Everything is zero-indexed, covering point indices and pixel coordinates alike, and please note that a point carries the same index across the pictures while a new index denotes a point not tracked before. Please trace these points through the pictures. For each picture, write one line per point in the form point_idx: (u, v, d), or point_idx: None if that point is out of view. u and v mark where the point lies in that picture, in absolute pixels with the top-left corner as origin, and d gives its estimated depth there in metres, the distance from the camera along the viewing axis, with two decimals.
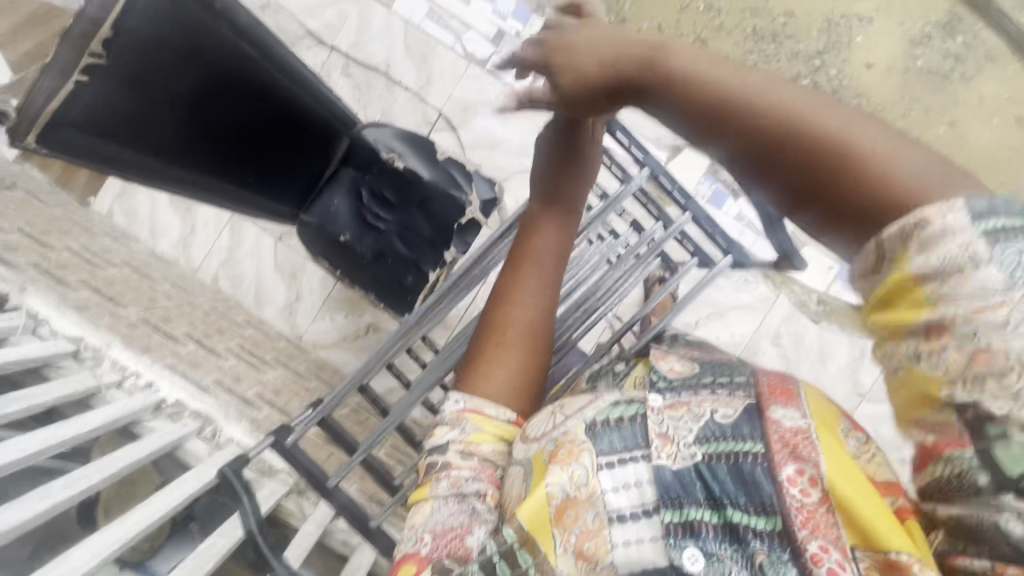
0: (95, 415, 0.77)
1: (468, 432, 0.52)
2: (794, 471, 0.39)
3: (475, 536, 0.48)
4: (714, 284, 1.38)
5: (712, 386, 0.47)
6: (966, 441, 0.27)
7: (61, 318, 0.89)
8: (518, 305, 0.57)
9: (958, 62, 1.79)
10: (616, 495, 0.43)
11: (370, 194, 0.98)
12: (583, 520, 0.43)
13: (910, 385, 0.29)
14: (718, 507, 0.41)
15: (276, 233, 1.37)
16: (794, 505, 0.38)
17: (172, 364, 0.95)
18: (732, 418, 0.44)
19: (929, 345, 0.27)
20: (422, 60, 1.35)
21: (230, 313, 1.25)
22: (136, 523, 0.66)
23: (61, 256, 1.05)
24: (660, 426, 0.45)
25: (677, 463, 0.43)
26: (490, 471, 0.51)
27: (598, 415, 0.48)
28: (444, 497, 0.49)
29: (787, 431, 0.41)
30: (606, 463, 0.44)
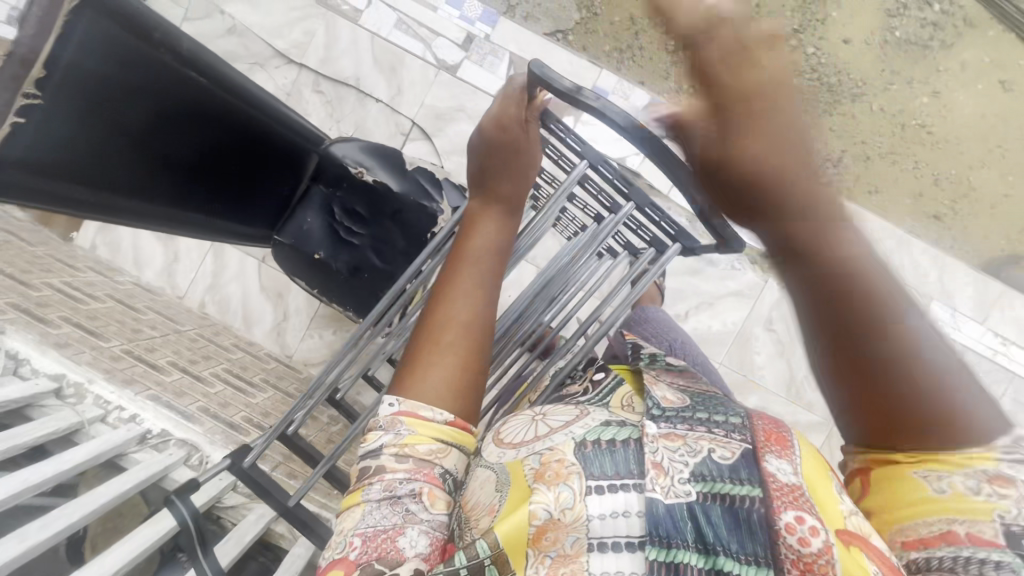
0: (77, 451, 0.77)
1: (402, 435, 0.53)
2: (795, 518, 0.38)
3: (407, 537, 0.49)
4: (702, 273, 1.37)
5: (710, 424, 0.46)
6: (1003, 542, 0.34)
7: (41, 356, 0.89)
8: (454, 306, 0.58)
9: (937, 30, 1.76)
10: (602, 524, 0.42)
11: (341, 209, 0.99)
12: (562, 544, 0.43)
13: (956, 504, 0.36)
14: (709, 552, 0.39)
15: (259, 255, 1.37)
16: (790, 557, 0.37)
17: (157, 394, 0.95)
18: (730, 458, 0.43)
19: (982, 485, 0.36)
20: (392, 70, 1.35)
21: (218, 337, 1.26)
22: (118, 558, 0.66)
23: (42, 294, 1.06)
24: (655, 455, 0.43)
25: (671, 498, 0.41)
26: (427, 470, 0.52)
27: (590, 435, 0.47)
28: (377, 502, 0.50)
29: (783, 484, 0.41)
30: (592, 489, 0.43)
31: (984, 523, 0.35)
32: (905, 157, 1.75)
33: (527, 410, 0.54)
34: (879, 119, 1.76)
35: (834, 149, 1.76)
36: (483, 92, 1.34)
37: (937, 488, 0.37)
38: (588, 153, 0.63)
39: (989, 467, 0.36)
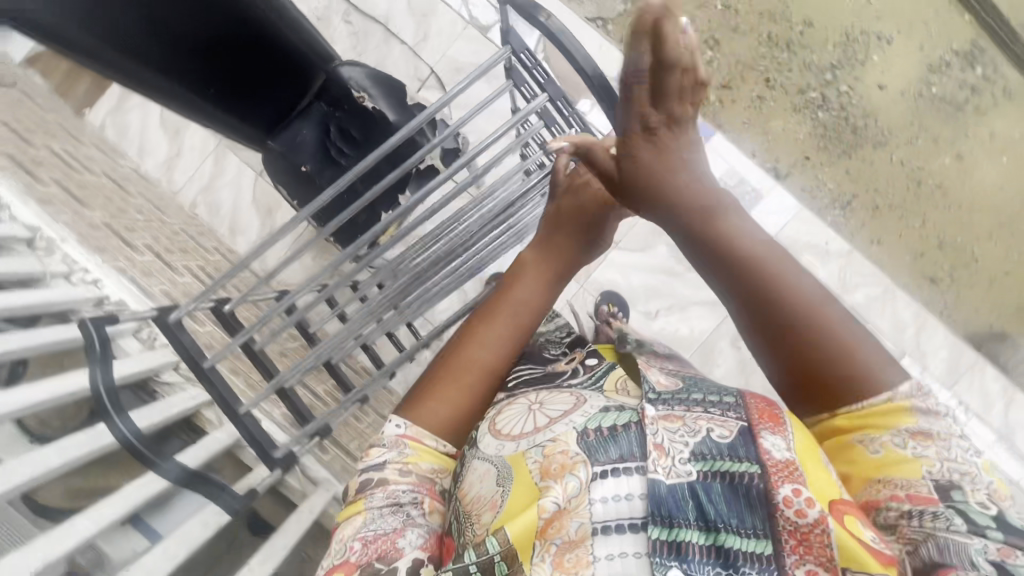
0: (30, 293, 0.81)
1: (406, 454, 0.55)
2: (791, 492, 0.43)
3: (406, 538, 0.51)
4: (681, 277, 1.38)
5: (705, 408, 0.52)
6: (936, 498, 0.42)
7: (22, 205, 0.92)
8: (477, 349, 0.59)
9: (974, 94, 1.75)
10: (604, 508, 0.46)
11: (336, 129, 1.01)
12: (566, 531, 0.46)
13: (886, 461, 0.45)
14: (710, 529, 0.44)
15: (258, 168, 1.39)
16: (786, 527, 0.42)
17: (123, 267, 0.98)
18: (727, 438, 0.49)
19: (905, 441, 0.44)
20: (422, 17, 1.37)
21: (200, 237, 1.29)
22: (38, 393, 0.69)
23: (39, 154, 1.09)
24: (655, 437, 0.49)
25: (671, 478, 0.46)
26: (428, 486, 0.56)
27: (590, 423, 0.53)
28: (379, 509, 0.52)
29: (779, 460, 0.45)
30: (602, 473, 0.48)
31: (915, 480, 0.43)
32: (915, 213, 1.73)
33: (522, 401, 0.60)
34: (897, 170, 1.75)
35: (846, 191, 1.74)
36: None
37: (873, 450, 0.45)
38: (548, 85, 0.72)
39: (911, 424, 0.45)
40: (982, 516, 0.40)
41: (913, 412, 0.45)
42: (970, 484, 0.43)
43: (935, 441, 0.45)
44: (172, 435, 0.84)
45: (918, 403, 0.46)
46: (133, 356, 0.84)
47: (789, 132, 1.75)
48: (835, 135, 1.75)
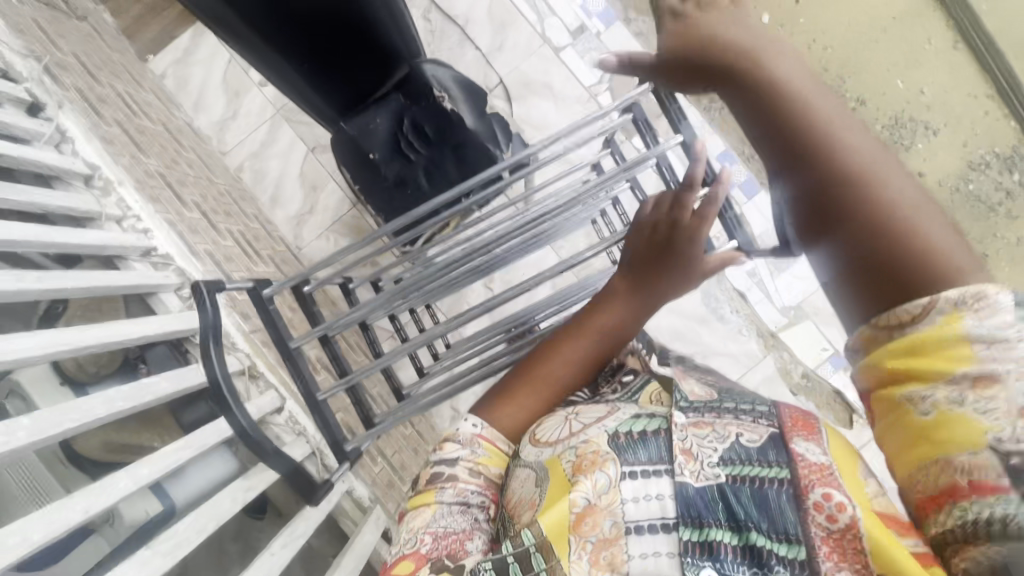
0: (84, 233, 0.79)
1: (478, 454, 0.60)
2: (821, 498, 0.46)
3: (473, 542, 0.55)
4: (708, 326, 1.39)
5: (736, 414, 0.57)
6: (1007, 484, 0.37)
7: (85, 142, 0.90)
8: (559, 368, 0.63)
9: (1007, 199, 1.78)
10: (636, 506, 0.50)
11: (410, 122, 1.00)
12: (601, 529, 0.50)
13: (945, 429, 0.40)
14: (739, 530, 0.48)
15: (310, 144, 1.38)
16: (820, 533, 0.45)
17: (173, 222, 0.96)
18: (757, 443, 0.52)
19: (966, 397, 0.39)
20: (500, 27, 1.40)
21: (242, 203, 1.28)
22: (90, 336, 0.67)
23: (105, 91, 1.08)
24: (684, 442, 0.53)
25: (700, 480, 0.51)
26: (492, 490, 0.60)
27: (621, 429, 0.56)
28: (448, 505, 0.57)
29: (812, 463, 0.49)
30: (630, 474, 0.52)
31: (981, 456, 0.38)
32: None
33: (561, 410, 0.63)
34: None
35: None
36: (575, 79, 1.38)
37: (923, 410, 0.41)
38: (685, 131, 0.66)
39: (969, 371, 0.39)
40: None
41: (984, 342, 0.39)
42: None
43: (1006, 385, 0.38)
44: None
45: (979, 324, 0.39)
46: (175, 313, 0.83)
47: None
48: None
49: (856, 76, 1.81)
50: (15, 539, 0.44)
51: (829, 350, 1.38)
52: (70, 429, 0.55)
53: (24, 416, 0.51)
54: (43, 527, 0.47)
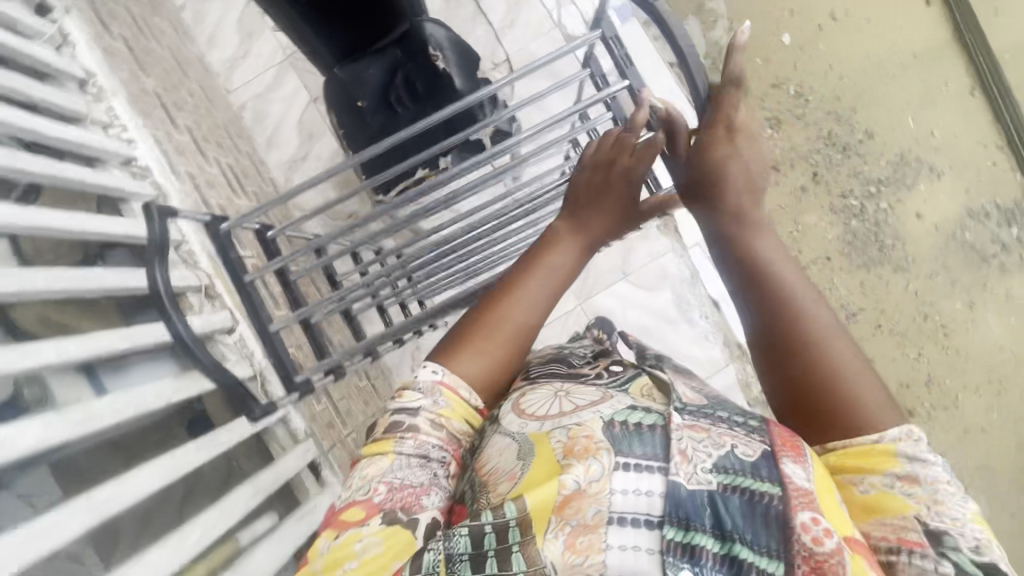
0: (66, 129, 0.81)
1: (439, 405, 0.58)
2: (810, 519, 0.44)
3: (429, 497, 0.55)
4: (676, 327, 1.40)
5: (730, 424, 0.53)
6: (927, 542, 0.44)
7: (85, 49, 0.93)
8: (517, 311, 0.62)
9: (1002, 251, 1.77)
10: (624, 498, 0.46)
11: (403, 77, 1.03)
12: (583, 515, 0.46)
13: (880, 500, 0.47)
14: (724, 539, 0.45)
15: (314, 94, 1.42)
16: (802, 551, 0.43)
17: (159, 139, 0.99)
18: (751, 456, 0.49)
19: (898, 484, 0.47)
20: (514, 5, 1.41)
21: (237, 139, 1.31)
22: (52, 220, 0.69)
23: (117, 9, 1.11)
24: (680, 442, 0.50)
25: (693, 483, 0.47)
26: (454, 446, 0.59)
27: (616, 417, 0.53)
28: (407, 456, 0.55)
29: (799, 487, 0.46)
30: (623, 466, 0.48)
31: (909, 522, 0.45)
32: (915, 344, 1.75)
33: (549, 387, 0.63)
34: (909, 298, 1.76)
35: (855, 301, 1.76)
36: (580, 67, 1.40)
37: (862, 489, 0.48)
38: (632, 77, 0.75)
39: (899, 468, 0.47)
40: (972, 564, 0.43)
41: (907, 456, 0.48)
42: (956, 529, 0.44)
43: (923, 488, 0.46)
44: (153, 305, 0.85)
45: (909, 447, 0.48)
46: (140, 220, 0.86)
47: (820, 229, 1.78)
48: (863, 246, 1.77)
49: (867, 109, 1.81)
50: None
51: None
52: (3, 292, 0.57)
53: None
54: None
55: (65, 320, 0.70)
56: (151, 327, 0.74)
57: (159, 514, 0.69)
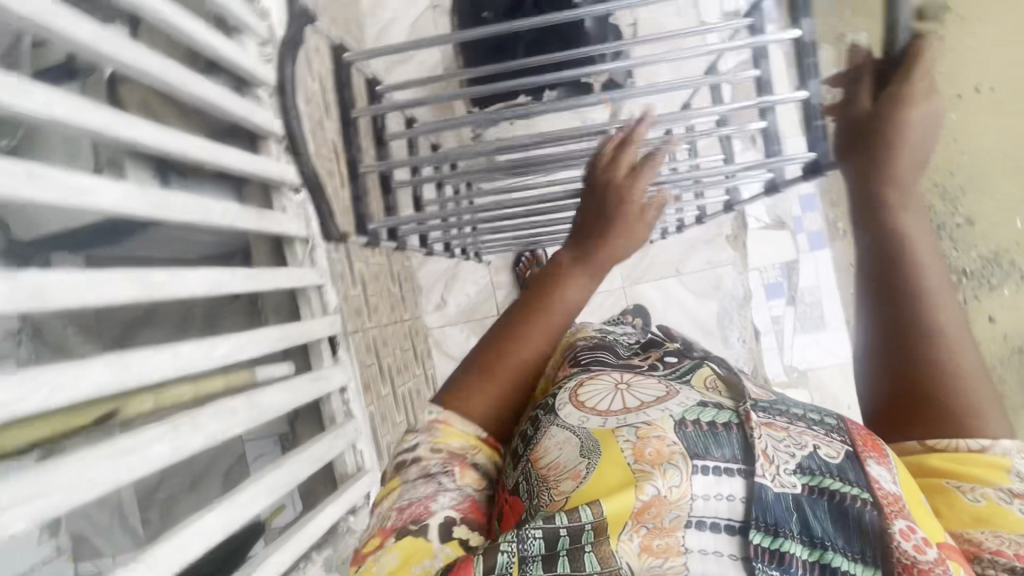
0: None
1: (435, 434, 0.64)
2: (907, 529, 0.50)
3: (438, 501, 0.58)
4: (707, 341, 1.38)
5: (805, 424, 0.61)
6: None
7: None
8: (523, 351, 0.68)
9: None
10: (703, 502, 0.54)
11: (533, 2, 1.01)
12: (660, 519, 0.53)
13: (991, 514, 0.52)
14: (813, 547, 0.52)
15: (433, 2, 1.41)
16: (902, 562, 0.49)
17: None
18: (834, 459, 0.57)
19: (1012, 498, 0.53)
20: None
21: (349, 21, 1.31)
22: (175, 20, 0.69)
23: None
24: (762, 445, 0.56)
25: (778, 487, 0.54)
26: (458, 460, 0.63)
27: (688, 416, 0.60)
28: (411, 481, 0.60)
29: (888, 493, 0.54)
30: (701, 468, 0.55)
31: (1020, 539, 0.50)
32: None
33: (606, 378, 0.67)
34: None
35: None
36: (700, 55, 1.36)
37: (971, 497, 0.54)
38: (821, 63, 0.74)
39: (1011, 486, 0.54)
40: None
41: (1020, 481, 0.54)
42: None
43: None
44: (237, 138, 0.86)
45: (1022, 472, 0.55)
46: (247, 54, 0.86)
47: None
48: None
49: (976, 194, 1.66)
50: (41, 100, 0.47)
51: None
52: (120, 60, 0.58)
53: (88, 21, 0.54)
54: (63, 106, 0.49)
55: (161, 112, 0.72)
56: (236, 152, 0.77)
57: (188, 327, 0.75)
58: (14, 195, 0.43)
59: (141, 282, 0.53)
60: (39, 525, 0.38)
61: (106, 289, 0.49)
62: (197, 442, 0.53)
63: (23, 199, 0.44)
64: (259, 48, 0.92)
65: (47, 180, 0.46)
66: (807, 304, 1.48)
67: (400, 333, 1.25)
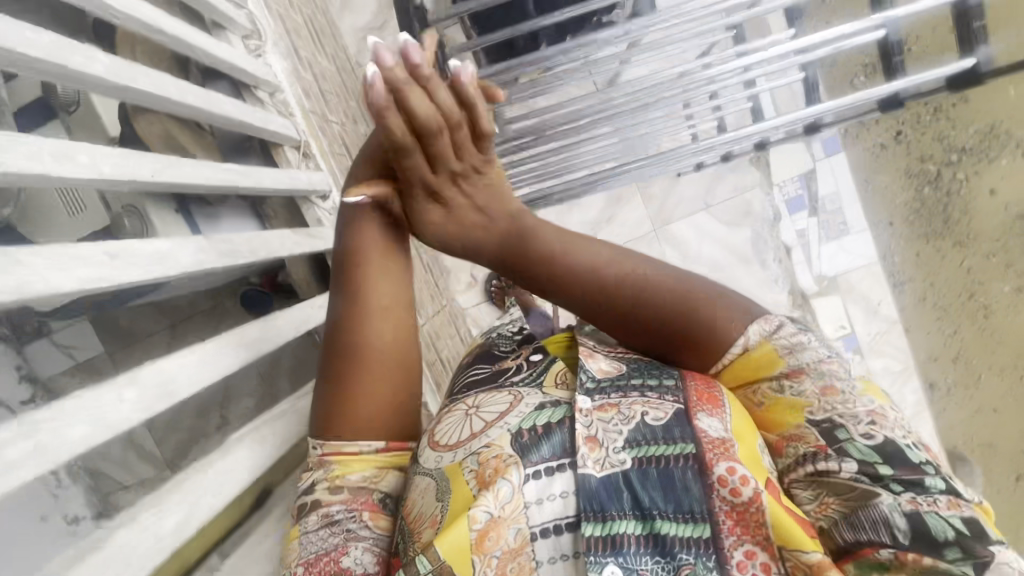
0: None
1: (332, 471, 0.50)
2: (726, 470, 0.39)
3: (352, 555, 0.46)
4: (748, 268, 1.42)
5: (641, 389, 0.48)
6: (825, 444, 0.41)
7: None
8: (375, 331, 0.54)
9: None
10: (540, 510, 0.41)
11: None
12: (505, 539, 0.40)
13: (777, 413, 0.45)
14: (646, 518, 0.40)
15: None
16: (722, 506, 0.39)
17: None
18: (661, 420, 0.44)
19: (785, 384, 0.45)
20: None
21: None
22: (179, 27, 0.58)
23: None
24: (588, 429, 0.44)
25: (603, 470, 0.42)
26: (365, 498, 0.49)
27: (525, 424, 0.46)
28: (314, 530, 0.47)
29: (714, 438, 0.42)
30: (534, 474, 0.42)
31: (806, 428, 0.42)
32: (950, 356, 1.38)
33: (461, 407, 0.53)
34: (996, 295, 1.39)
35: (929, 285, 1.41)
36: None
37: (759, 399, 0.46)
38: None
39: (784, 367, 0.45)
40: (867, 450, 0.39)
41: (786, 347, 0.46)
42: (854, 419, 0.41)
43: (808, 376, 0.44)
44: (246, 154, 0.71)
45: (785, 339, 0.46)
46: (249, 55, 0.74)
47: (887, 191, 1.42)
48: (928, 217, 1.40)
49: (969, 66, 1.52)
50: (86, 160, 0.36)
51: (845, 329, 1.42)
52: (141, 92, 0.46)
53: (101, 52, 0.42)
54: (112, 162, 0.39)
55: (187, 144, 0.62)
56: (269, 172, 0.63)
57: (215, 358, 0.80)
58: (107, 285, 0.33)
59: (249, 344, 0.45)
60: None
61: (225, 362, 0.42)
62: None
63: (115, 284, 0.34)
64: (243, 43, 0.76)
65: (130, 254, 0.36)
66: (830, 213, 1.43)
67: (446, 321, 1.20)
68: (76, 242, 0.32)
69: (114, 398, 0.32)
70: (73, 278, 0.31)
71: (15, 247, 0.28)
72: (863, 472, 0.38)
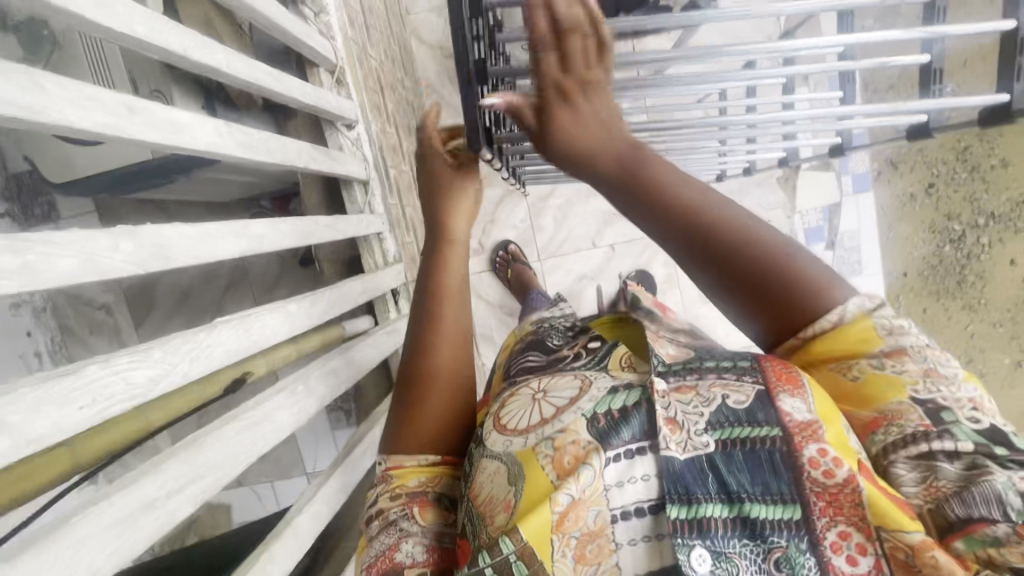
0: None
1: (390, 480, 0.45)
2: (817, 452, 0.33)
3: (406, 549, 0.42)
4: None
5: (717, 368, 0.40)
6: (929, 422, 0.33)
7: None
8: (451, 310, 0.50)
9: None
10: (620, 493, 0.35)
11: None
12: (584, 522, 0.35)
13: (871, 391, 0.36)
14: (732, 500, 0.34)
15: None
16: (813, 488, 0.33)
17: None
18: (744, 402, 0.37)
19: (886, 363, 0.36)
20: None
21: None
22: None
23: None
24: (667, 410, 0.37)
25: (687, 452, 0.35)
26: (422, 499, 0.44)
27: (599, 407, 0.39)
28: (376, 540, 0.43)
29: (805, 420, 0.35)
30: (612, 459, 0.36)
31: (908, 404, 0.34)
32: None
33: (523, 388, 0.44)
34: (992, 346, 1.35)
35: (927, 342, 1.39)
36: None
37: (851, 376, 0.37)
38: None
39: (883, 346, 0.37)
40: (978, 434, 0.33)
41: (887, 330, 0.37)
42: (957, 402, 0.34)
43: (910, 359, 0.36)
44: None
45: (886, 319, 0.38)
46: None
47: (908, 241, 1.38)
48: (941, 274, 1.37)
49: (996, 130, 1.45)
50: (123, 13, 0.36)
51: None
52: None
53: None
54: (146, 24, 0.38)
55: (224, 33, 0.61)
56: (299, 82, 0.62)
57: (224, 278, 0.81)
58: (118, 137, 0.33)
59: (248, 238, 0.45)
60: (197, 506, 0.39)
61: (222, 248, 0.42)
62: (287, 419, 0.52)
63: (127, 139, 0.34)
64: None
65: (148, 115, 0.36)
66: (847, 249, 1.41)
67: None
68: (98, 87, 0.32)
69: (108, 246, 0.32)
70: (89, 119, 0.31)
71: (39, 71, 0.28)
72: (980, 453, 0.32)
